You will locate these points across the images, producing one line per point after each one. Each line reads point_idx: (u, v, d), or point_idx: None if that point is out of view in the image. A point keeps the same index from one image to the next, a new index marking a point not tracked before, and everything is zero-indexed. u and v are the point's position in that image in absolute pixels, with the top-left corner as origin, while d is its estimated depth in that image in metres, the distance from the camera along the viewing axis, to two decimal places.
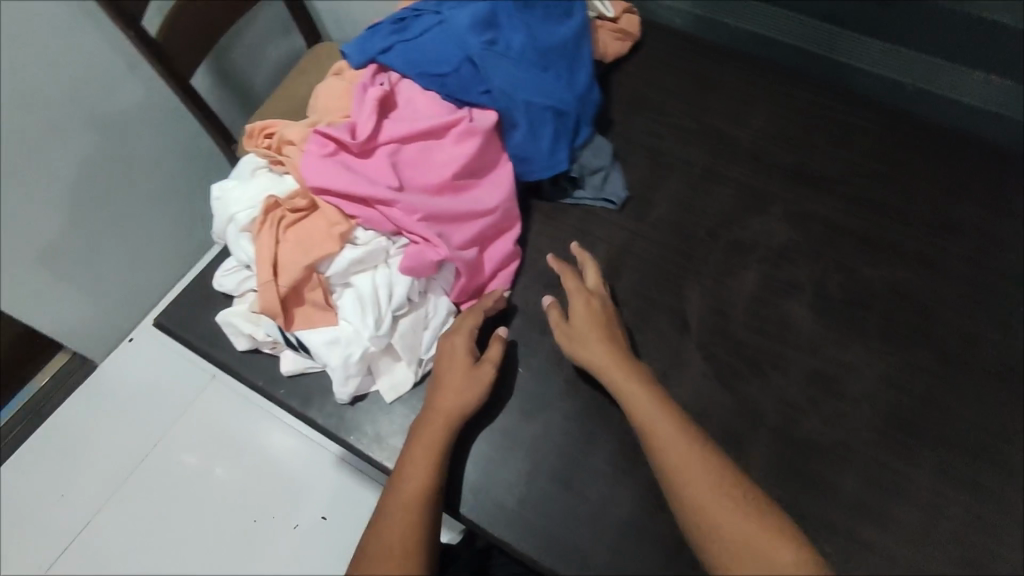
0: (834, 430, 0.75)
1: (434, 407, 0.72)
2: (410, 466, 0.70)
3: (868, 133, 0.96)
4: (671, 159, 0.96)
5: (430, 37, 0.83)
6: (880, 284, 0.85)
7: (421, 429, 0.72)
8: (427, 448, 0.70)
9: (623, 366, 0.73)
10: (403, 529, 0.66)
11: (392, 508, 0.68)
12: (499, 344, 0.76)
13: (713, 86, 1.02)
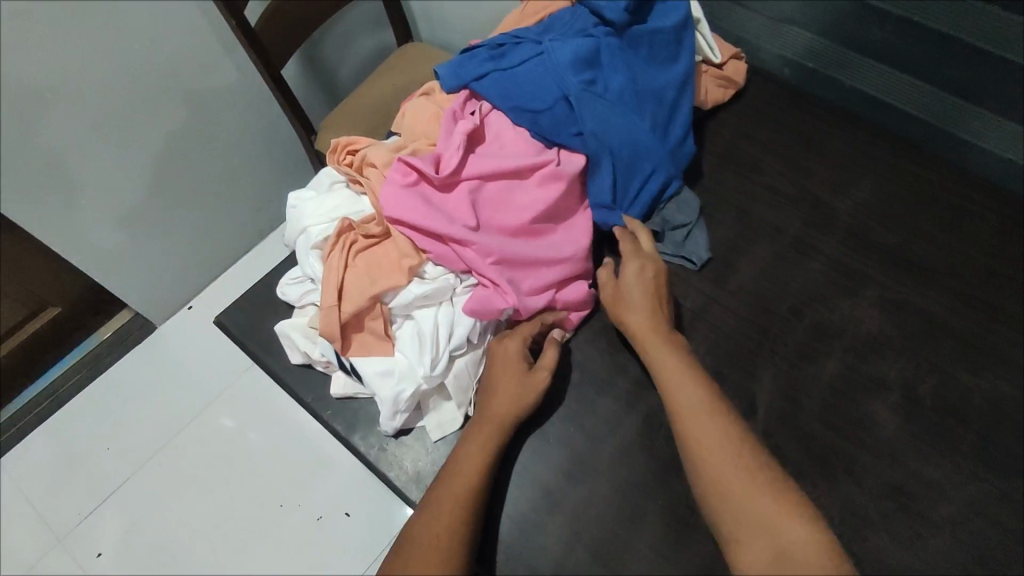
0: (905, 554, 0.68)
1: (485, 417, 0.69)
2: (455, 472, 0.65)
3: (984, 221, 0.88)
4: (764, 221, 0.88)
5: (530, 69, 0.77)
6: (980, 397, 0.76)
7: (471, 438, 0.68)
8: (475, 456, 0.66)
9: (682, 369, 0.67)
10: (445, 539, 0.61)
11: (434, 517, 0.62)
12: (556, 349, 0.72)
13: (819, 148, 0.94)
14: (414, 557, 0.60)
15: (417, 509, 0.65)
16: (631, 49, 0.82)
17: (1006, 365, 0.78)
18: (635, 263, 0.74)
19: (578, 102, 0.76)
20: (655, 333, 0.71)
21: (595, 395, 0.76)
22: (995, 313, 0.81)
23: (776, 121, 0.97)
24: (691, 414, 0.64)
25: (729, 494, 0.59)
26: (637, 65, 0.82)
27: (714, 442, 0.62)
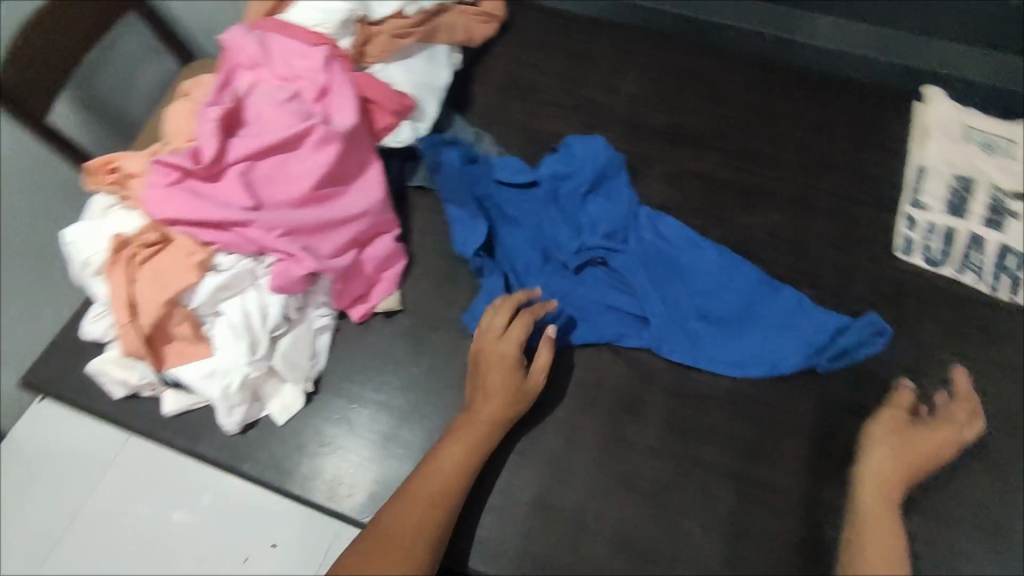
0: (722, 380, 0.75)
1: (473, 420, 0.69)
2: (432, 474, 0.66)
3: (736, 83, 0.96)
4: (548, 134, 0.94)
5: (450, 177, 0.84)
6: (759, 232, 0.85)
7: (453, 439, 0.68)
8: (455, 461, 0.67)
9: (896, 481, 0.66)
10: (408, 543, 0.62)
11: (398, 516, 0.64)
12: (549, 347, 0.72)
13: (586, 55, 1.00)
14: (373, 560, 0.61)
15: (388, 502, 0.66)
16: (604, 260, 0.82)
17: (774, 199, 0.87)
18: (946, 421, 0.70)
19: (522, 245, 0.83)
20: (913, 447, 0.67)
21: (430, 333, 0.79)
22: (761, 158, 0.90)
23: (545, 41, 1.01)
24: (873, 515, 0.64)
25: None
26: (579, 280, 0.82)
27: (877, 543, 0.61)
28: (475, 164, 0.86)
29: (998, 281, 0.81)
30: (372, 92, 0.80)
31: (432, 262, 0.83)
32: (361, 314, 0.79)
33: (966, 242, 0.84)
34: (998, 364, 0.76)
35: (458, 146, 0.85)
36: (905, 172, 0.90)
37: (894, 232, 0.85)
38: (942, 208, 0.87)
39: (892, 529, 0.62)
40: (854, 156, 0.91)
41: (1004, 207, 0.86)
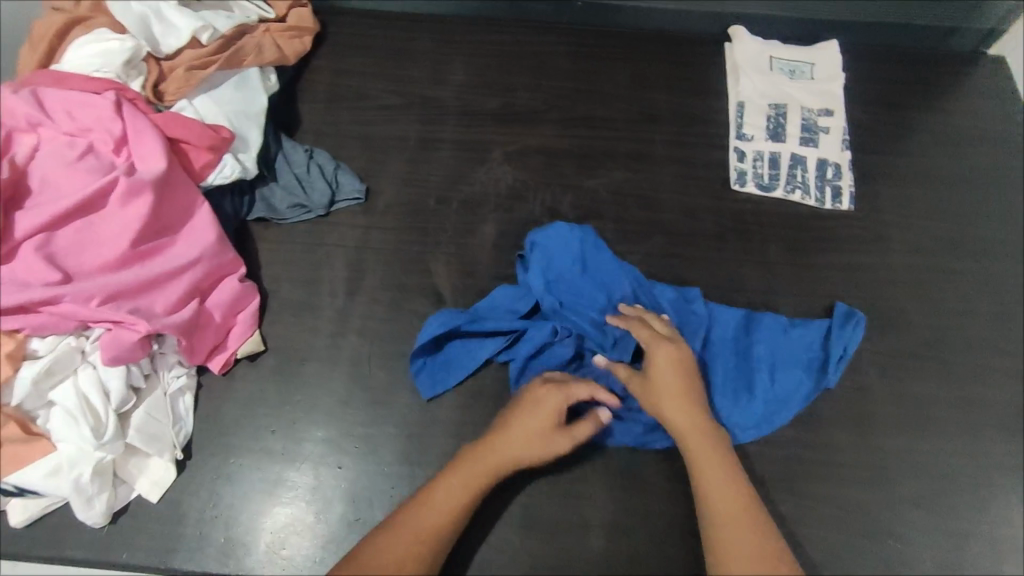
0: None
1: (485, 463, 0.64)
2: (434, 509, 0.62)
3: (559, 55, 0.99)
4: (385, 139, 0.93)
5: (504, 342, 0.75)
6: (605, 192, 0.88)
7: (458, 474, 0.64)
8: (455, 501, 0.62)
9: (691, 409, 0.66)
10: (394, 570, 0.58)
11: (394, 541, 0.59)
12: (592, 424, 0.67)
13: (409, 54, 1.00)
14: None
15: (390, 519, 0.62)
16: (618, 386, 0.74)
17: (613, 158, 0.91)
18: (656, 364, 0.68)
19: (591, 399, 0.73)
20: (672, 381, 0.68)
21: (300, 366, 0.77)
22: (594, 122, 0.94)
23: (365, 48, 1.00)
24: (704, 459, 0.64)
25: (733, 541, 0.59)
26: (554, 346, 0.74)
27: (724, 495, 0.61)
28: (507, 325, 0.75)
29: (823, 192, 0.88)
30: (192, 137, 0.76)
31: (290, 297, 0.81)
32: (222, 364, 0.74)
33: (790, 163, 0.90)
34: (835, 267, 0.83)
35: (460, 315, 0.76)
36: (725, 109, 0.95)
37: (727, 166, 0.90)
38: (764, 136, 0.92)
39: (724, 469, 0.63)
40: (678, 103, 0.95)
41: (814, 125, 0.93)
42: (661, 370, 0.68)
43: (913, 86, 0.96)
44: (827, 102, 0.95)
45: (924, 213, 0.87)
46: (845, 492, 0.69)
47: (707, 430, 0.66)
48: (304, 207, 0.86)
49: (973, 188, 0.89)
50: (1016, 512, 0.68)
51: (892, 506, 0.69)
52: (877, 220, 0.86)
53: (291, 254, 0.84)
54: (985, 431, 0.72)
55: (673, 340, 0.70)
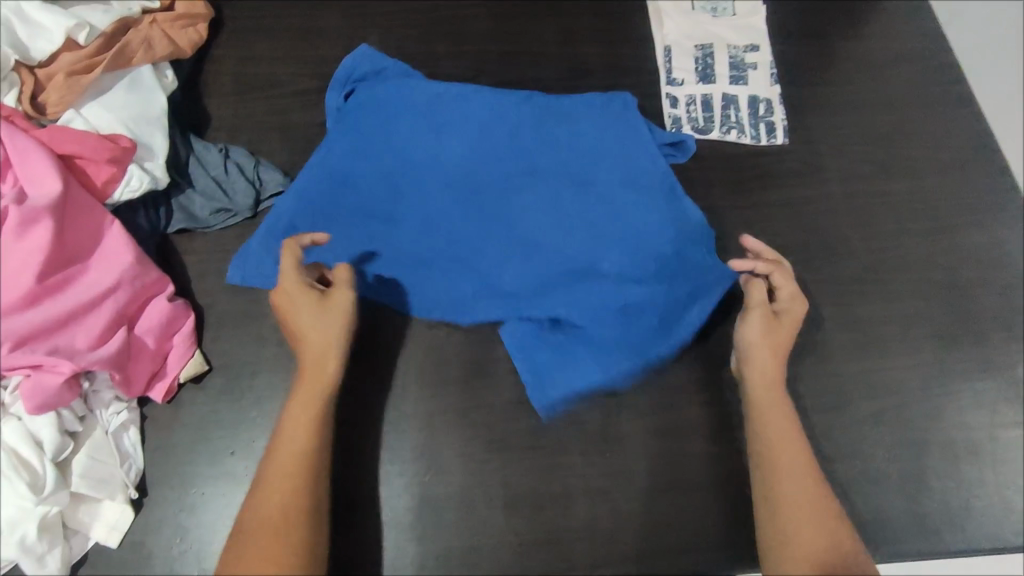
0: None
1: (308, 371, 0.67)
2: (285, 440, 0.64)
3: (478, 17, 0.95)
4: (307, 128, 0.87)
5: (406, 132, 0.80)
6: None
7: (295, 402, 0.65)
8: (303, 424, 0.64)
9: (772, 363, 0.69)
10: (270, 520, 0.60)
11: (257, 506, 0.61)
12: (344, 270, 0.70)
13: (318, 32, 0.93)
14: (245, 546, 0.59)
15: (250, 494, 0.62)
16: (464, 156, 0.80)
17: None
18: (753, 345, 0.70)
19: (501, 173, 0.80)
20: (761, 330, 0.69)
21: (251, 380, 0.72)
22: (522, 84, 0.91)
23: (269, 30, 0.93)
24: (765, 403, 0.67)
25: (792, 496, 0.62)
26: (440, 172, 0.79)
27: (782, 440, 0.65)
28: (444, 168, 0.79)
29: (757, 129, 0.88)
30: (91, 149, 0.69)
31: (228, 309, 0.76)
32: (164, 393, 0.70)
33: (722, 104, 0.90)
34: (777, 203, 0.83)
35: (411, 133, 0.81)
36: (653, 56, 0.93)
37: (661, 114, 0.89)
38: (694, 79, 0.91)
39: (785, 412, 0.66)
40: (606, 54, 0.93)
41: (742, 62, 0.92)
42: (757, 332, 0.69)
43: (831, 13, 0.97)
44: (752, 37, 0.94)
45: (854, 139, 0.88)
46: (812, 421, 0.71)
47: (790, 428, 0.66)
48: (228, 211, 0.80)
49: (898, 109, 0.91)
50: (968, 414, 0.72)
51: (856, 427, 0.71)
52: (812, 150, 0.87)
53: (222, 262, 0.79)
54: (932, 342, 0.75)
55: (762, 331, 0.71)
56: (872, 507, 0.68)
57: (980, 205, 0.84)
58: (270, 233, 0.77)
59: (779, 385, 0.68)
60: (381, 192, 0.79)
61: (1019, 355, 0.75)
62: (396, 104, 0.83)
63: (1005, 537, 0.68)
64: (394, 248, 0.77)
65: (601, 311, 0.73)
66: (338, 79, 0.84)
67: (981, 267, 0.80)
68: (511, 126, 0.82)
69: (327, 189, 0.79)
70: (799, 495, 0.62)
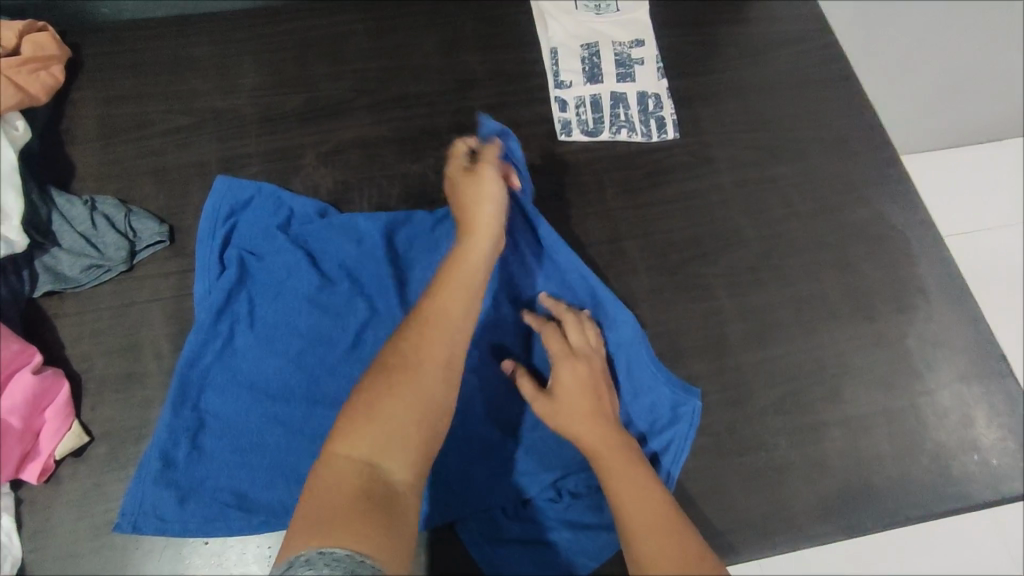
0: None
1: (465, 250, 0.58)
2: (404, 367, 0.49)
3: (357, 34, 0.91)
4: (182, 168, 0.83)
5: (291, 297, 0.73)
6: (434, 174, 0.84)
7: (449, 267, 0.56)
8: (430, 359, 0.50)
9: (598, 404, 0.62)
10: (431, 366, 0.50)
11: (413, 345, 0.51)
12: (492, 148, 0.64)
13: (188, 64, 0.88)
14: (381, 406, 0.48)
15: (397, 331, 0.53)
16: (360, 307, 0.74)
17: (434, 137, 0.86)
18: (560, 380, 0.64)
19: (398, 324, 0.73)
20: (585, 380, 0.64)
21: (136, 446, 0.69)
22: (407, 101, 0.88)
23: (133, 67, 0.88)
24: (585, 427, 0.60)
25: (657, 550, 0.51)
26: (339, 336, 0.72)
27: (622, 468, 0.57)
28: (341, 334, 0.73)
29: (647, 126, 0.88)
30: None
31: (107, 372, 0.71)
32: (39, 474, 0.65)
33: (611, 103, 0.89)
34: (671, 200, 0.83)
35: (304, 297, 0.73)
36: (539, 59, 0.92)
37: (551, 118, 0.88)
38: (582, 80, 0.90)
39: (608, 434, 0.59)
40: (492, 62, 0.91)
41: (628, 59, 0.92)
42: (573, 378, 0.63)
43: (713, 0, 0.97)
44: (636, 32, 0.93)
45: (743, 127, 0.89)
46: (715, 418, 0.71)
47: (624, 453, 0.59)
48: (99, 266, 0.75)
49: (784, 92, 0.91)
50: (864, 391, 0.73)
51: (759, 418, 0.71)
52: (702, 142, 0.87)
53: (97, 322, 0.74)
54: (828, 323, 0.77)
55: (584, 357, 0.66)
56: (780, 497, 0.69)
57: (865, 182, 0.86)
58: (170, 474, 0.66)
59: (596, 417, 0.61)
60: (288, 377, 0.71)
61: (909, 327, 0.77)
62: (282, 263, 0.74)
63: (907, 509, 0.69)
64: (306, 433, 0.69)
65: (556, 475, 0.69)
66: (209, 242, 0.74)
67: (871, 244, 0.82)
68: (403, 266, 0.77)
69: (227, 387, 0.70)
70: (654, 539, 0.52)
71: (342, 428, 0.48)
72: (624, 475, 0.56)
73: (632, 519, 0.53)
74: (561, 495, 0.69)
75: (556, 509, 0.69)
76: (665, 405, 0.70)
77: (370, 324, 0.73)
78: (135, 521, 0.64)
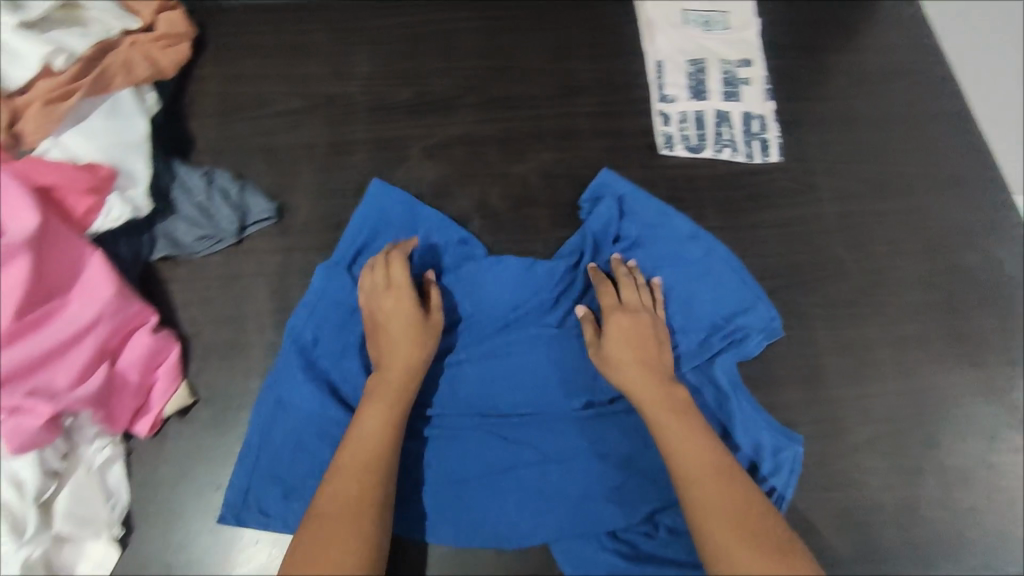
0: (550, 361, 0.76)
1: (387, 382, 0.68)
2: (330, 504, 0.59)
3: (468, 31, 0.93)
4: (293, 149, 0.86)
5: None
6: (535, 177, 0.85)
7: (370, 407, 0.66)
8: (351, 495, 0.59)
9: (693, 432, 0.64)
10: (353, 512, 0.58)
11: (331, 497, 0.59)
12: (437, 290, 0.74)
13: (304, 49, 0.92)
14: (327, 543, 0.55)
15: (325, 481, 0.61)
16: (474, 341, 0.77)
17: (537, 139, 0.87)
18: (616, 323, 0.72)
19: (507, 367, 0.76)
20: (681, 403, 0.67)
21: (237, 413, 0.72)
22: (512, 102, 0.89)
23: (254, 48, 0.92)
24: (675, 442, 0.63)
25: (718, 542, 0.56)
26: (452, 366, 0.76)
27: (703, 476, 0.60)
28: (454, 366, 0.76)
29: (750, 147, 0.87)
30: (70, 179, 0.68)
31: (214, 339, 0.75)
32: (149, 427, 0.69)
33: (715, 121, 0.89)
34: (770, 224, 0.83)
35: None
36: (644, 71, 0.92)
37: (654, 132, 0.88)
38: (687, 95, 0.90)
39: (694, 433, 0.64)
40: (598, 69, 0.92)
41: (735, 78, 0.91)
42: (620, 330, 0.71)
43: (825, 25, 0.95)
44: (744, 51, 0.93)
45: (849, 157, 0.87)
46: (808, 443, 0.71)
47: (712, 467, 0.61)
48: (212, 237, 0.78)
49: (894, 123, 0.89)
50: (967, 441, 0.71)
51: (852, 455, 0.71)
52: (806, 168, 0.86)
53: (207, 290, 0.77)
54: (929, 365, 0.75)
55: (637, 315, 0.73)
56: (870, 539, 0.68)
57: (975, 224, 0.83)
58: (280, 453, 0.69)
59: (664, 391, 0.68)
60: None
61: (1015, 378, 0.75)
62: None
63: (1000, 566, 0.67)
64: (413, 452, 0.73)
65: (654, 508, 0.72)
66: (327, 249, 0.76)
67: (979, 288, 0.79)
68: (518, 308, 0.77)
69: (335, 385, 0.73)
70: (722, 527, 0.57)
71: (297, 554, 0.55)
72: (693, 475, 0.61)
73: (702, 502, 0.59)
74: (656, 529, 0.72)
75: (650, 543, 0.71)
76: (767, 446, 0.69)
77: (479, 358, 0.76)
78: (241, 504, 0.67)
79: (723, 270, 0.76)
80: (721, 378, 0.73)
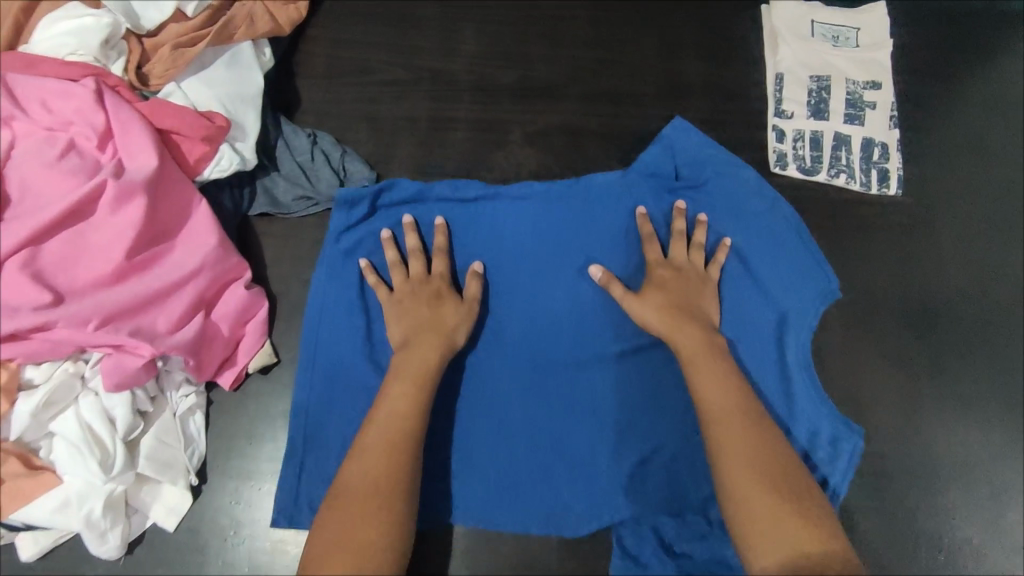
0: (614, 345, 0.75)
1: (410, 365, 0.65)
2: (350, 495, 0.58)
3: (582, 20, 0.90)
4: (396, 121, 0.85)
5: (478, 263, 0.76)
6: None
7: (394, 389, 0.64)
8: (367, 487, 0.58)
9: (725, 375, 0.65)
10: (369, 506, 0.57)
11: (354, 481, 0.59)
12: (474, 276, 0.73)
13: (416, 19, 0.90)
14: (345, 529, 0.56)
15: (344, 470, 0.60)
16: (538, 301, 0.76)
17: (643, 141, 0.84)
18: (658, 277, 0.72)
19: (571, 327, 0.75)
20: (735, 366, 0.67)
21: None
22: (620, 98, 0.86)
23: (365, 11, 0.90)
24: (710, 384, 0.64)
25: (738, 481, 0.58)
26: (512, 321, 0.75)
27: (726, 415, 0.62)
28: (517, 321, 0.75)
29: (868, 176, 0.82)
30: (189, 125, 0.68)
31: (302, 301, 0.75)
32: (232, 380, 0.69)
33: (833, 144, 0.84)
34: (879, 259, 0.79)
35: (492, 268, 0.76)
36: (762, 83, 0.87)
37: (766, 147, 0.84)
38: (806, 112, 0.85)
39: (729, 379, 0.65)
40: (714, 75, 0.88)
41: (859, 100, 0.86)
42: (661, 282, 0.72)
43: (963, 51, 0.89)
44: (873, 73, 0.87)
45: (972, 199, 0.82)
46: (892, 487, 0.73)
47: (741, 406, 0.63)
48: (310, 198, 0.78)
49: None
50: None
51: (932, 510, 0.72)
52: (924, 205, 0.82)
53: (299, 251, 0.77)
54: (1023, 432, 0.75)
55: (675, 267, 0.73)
56: None
57: None
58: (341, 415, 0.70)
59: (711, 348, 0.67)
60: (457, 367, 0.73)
61: None
62: (471, 227, 0.77)
63: None
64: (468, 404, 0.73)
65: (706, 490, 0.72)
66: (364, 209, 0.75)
67: None
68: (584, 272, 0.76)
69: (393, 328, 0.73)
70: (743, 469, 0.59)
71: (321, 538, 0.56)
72: (721, 420, 0.62)
73: (723, 440, 0.61)
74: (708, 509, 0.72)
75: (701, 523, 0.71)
76: (826, 434, 0.72)
77: (542, 315, 0.75)
78: (304, 458, 0.68)
79: (789, 253, 0.77)
80: (788, 355, 0.74)
